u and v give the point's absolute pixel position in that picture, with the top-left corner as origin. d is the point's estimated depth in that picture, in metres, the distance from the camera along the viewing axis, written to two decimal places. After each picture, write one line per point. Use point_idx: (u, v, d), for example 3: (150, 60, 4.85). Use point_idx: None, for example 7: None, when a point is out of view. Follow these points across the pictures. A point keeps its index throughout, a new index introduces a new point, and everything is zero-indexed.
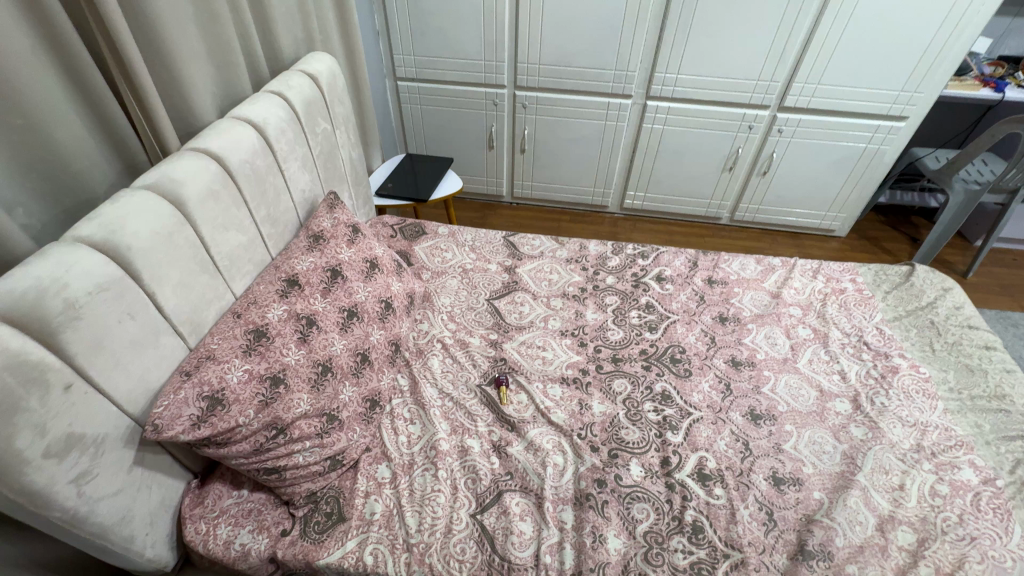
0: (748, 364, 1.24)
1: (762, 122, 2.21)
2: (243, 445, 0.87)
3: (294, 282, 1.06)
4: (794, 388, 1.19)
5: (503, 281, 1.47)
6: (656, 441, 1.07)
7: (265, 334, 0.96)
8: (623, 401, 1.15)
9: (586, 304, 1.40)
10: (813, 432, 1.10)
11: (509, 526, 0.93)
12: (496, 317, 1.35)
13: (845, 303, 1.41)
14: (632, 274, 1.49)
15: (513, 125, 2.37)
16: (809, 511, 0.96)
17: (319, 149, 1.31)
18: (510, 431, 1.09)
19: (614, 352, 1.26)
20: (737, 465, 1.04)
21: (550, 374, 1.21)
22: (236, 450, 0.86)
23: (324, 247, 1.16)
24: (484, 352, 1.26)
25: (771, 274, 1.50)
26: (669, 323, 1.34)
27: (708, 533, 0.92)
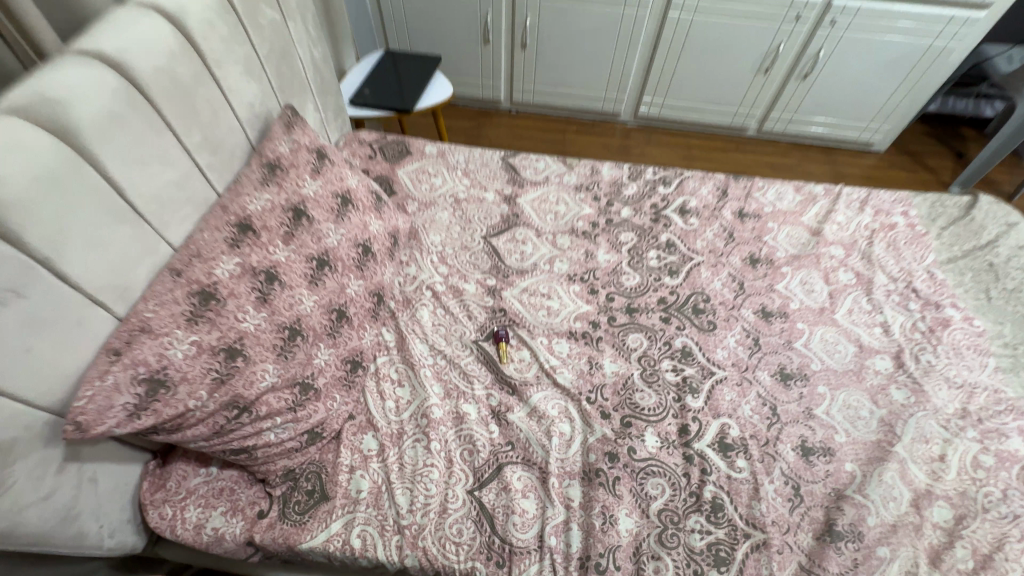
0: (781, 316, 1.10)
1: (814, 10, 1.83)
2: (200, 428, 0.74)
3: (246, 227, 0.86)
4: (830, 343, 1.06)
5: (501, 213, 1.26)
6: (674, 406, 0.96)
7: (214, 296, 0.79)
8: (638, 359, 1.02)
9: (598, 243, 1.21)
10: (849, 396, 0.98)
11: (510, 505, 0.84)
12: (493, 259, 1.18)
13: (894, 242, 1.23)
14: (651, 205, 1.29)
15: (513, 13, 1.98)
16: (840, 485, 0.88)
17: (267, 48, 1.03)
18: (511, 394, 0.97)
19: (629, 301, 1.11)
20: (762, 433, 0.93)
21: (556, 328, 1.06)
22: (191, 436, 0.73)
23: (283, 181, 0.94)
24: (481, 301, 1.10)
25: (811, 206, 1.29)
26: (692, 266, 1.17)
27: (728, 511, 0.84)
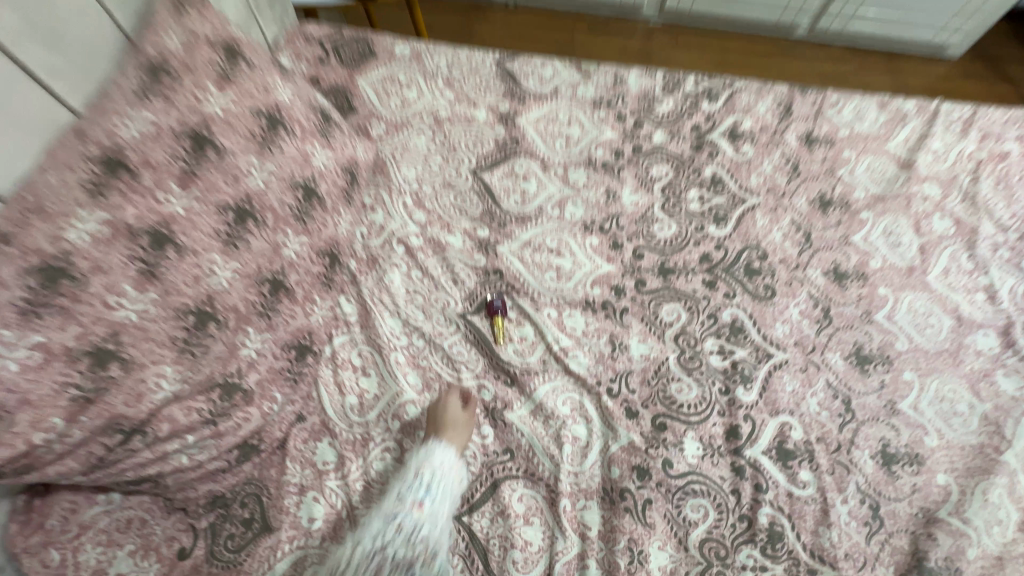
0: (857, 278, 0.85)
1: None
2: (67, 464, 0.52)
3: (114, 162, 0.57)
4: (921, 314, 0.82)
5: (495, 138, 0.96)
6: (720, 401, 0.74)
7: (63, 272, 0.51)
8: (674, 338, 0.78)
9: (622, 179, 0.93)
10: (943, 384, 0.77)
11: (509, 536, 0.65)
12: (485, 202, 0.90)
13: (1005, 177, 0.94)
14: (692, 126, 0.98)
15: None
16: (929, 504, 0.69)
17: None
18: (510, 385, 0.75)
19: (663, 259, 0.85)
20: (833, 436, 0.73)
21: (567, 296, 0.82)
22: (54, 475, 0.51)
23: (173, 91, 0.63)
24: (469, 260, 0.85)
25: (901, 127, 0.99)
26: (746, 210, 0.90)
27: (789, 541, 0.65)
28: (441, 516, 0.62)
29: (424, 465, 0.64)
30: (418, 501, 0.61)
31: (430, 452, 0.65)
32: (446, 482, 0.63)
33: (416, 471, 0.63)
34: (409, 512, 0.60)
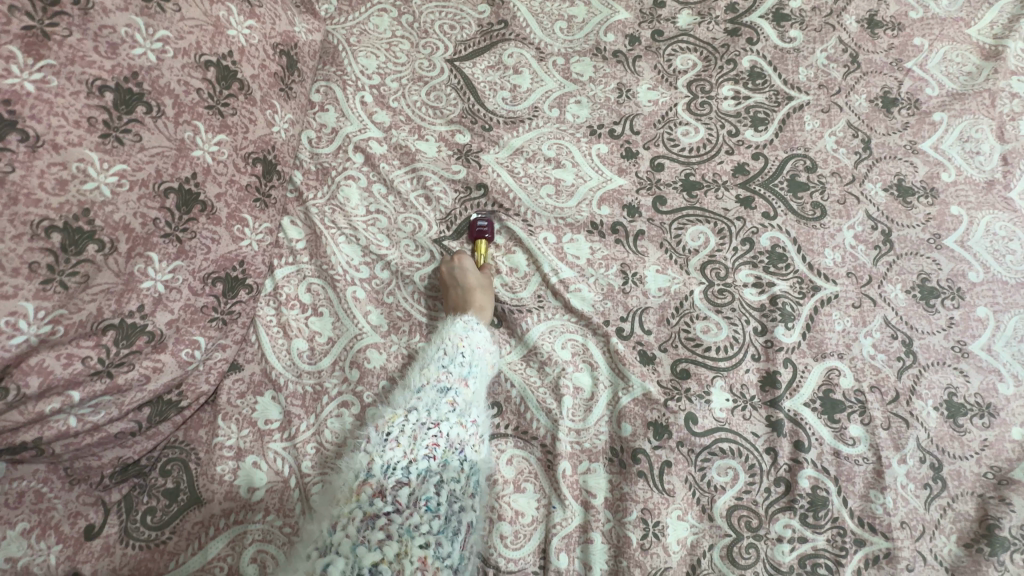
0: (926, 194, 0.69)
1: None
2: None
3: None
4: (1000, 239, 0.67)
5: (477, 20, 0.76)
6: (756, 344, 0.60)
7: None
8: (701, 268, 0.63)
9: (638, 72, 0.74)
10: (1023, 322, 0.63)
11: (495, 506, 0.53)
12: (465, 102, 0.72)
13: None
14: (728, 4, 0.78)
15: None
16: (1001, 463, 0.57)
17: None
18: (498, 326, 0.62)
19: (687, 171, 0.68)
20: (890, 384, 0.60)
21: (569, 217, 0.66)
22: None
23: None
24: (446, 172, 0.68)
25: (987, 7, 0.79)
26: (792, 111, 0.72)
27: (834, 508, 0.54)
28: (484, 391, 0.54)
29: (464, 338, 0.55)
30: (465, 371, 0.52)
31: (469, 325, 0.56)
32: (485, 353, 0.55)
33: (455, 344, 0.54)
34: (458, 384, 0.52)
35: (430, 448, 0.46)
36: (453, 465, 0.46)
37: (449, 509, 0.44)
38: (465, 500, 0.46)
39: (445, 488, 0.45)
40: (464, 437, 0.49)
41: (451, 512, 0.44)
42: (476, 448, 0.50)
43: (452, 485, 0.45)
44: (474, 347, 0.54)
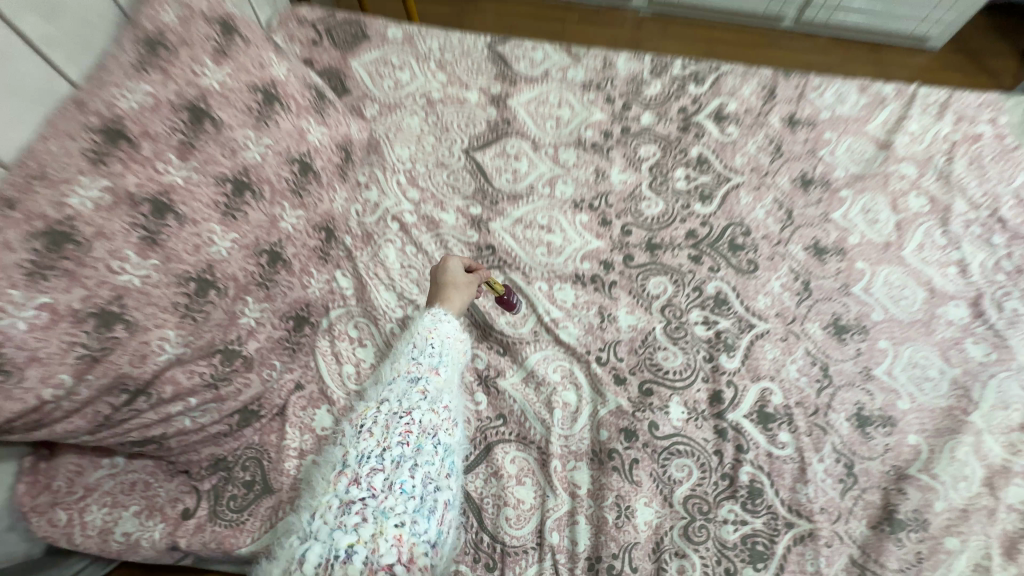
0: (837, 252, 0.88)
1: None
2: (76, 421, 0.54)
3: (116, 133, 0.59)
4: (896, 287, 0.86)
5: (487, 120, 0.98)
6: (704, 368, 0.77)
7: (72, 238, 0.53)
8: (661, 310, 0.81)
9: (611, 159, 0.95)
10: (916, 352, 0.80)
11: (502, 494, 0.68)
12: (478, 181, 0.92)
13: (977, 158, 0.98)
14: (679, 108, 1.01)
15: None
16: (900, 462, 0.72)
17: None
18: (502, 355, 0.78)
19: (651, 235, 0.88)
20: (811, 400, 0.76)
21: (558, 270, 0.84)
22: (67, 431, 0.54)
23: (170, 66, 0.65)
24: (462, 237, 0.88)
25: (880, 109, 1.02)
26: (730, 189, 0.93)
27: (768, 497, 0.69)
28: (454, 376, 0.64)
29: (433, 331, 0.66)
30: (433, 361, 0.62)
31: (437, 317, 0.67)
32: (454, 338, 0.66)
33: (424, 337, 0.65)
34: (428, 373, 0.61)
35: (402, 435, 0.53)
36: (425, 449, 0.54)
37: (423, 488, 0.51)
38: (438, 478, 0.53)
39: (420, 470, 0.52)
40: (434, 421, 0.56)
41: (424, 489, 0.51)
42: (448, 431, 0.57)
43: (425, 467, 0.52)
44: (440, 341, 0.64)
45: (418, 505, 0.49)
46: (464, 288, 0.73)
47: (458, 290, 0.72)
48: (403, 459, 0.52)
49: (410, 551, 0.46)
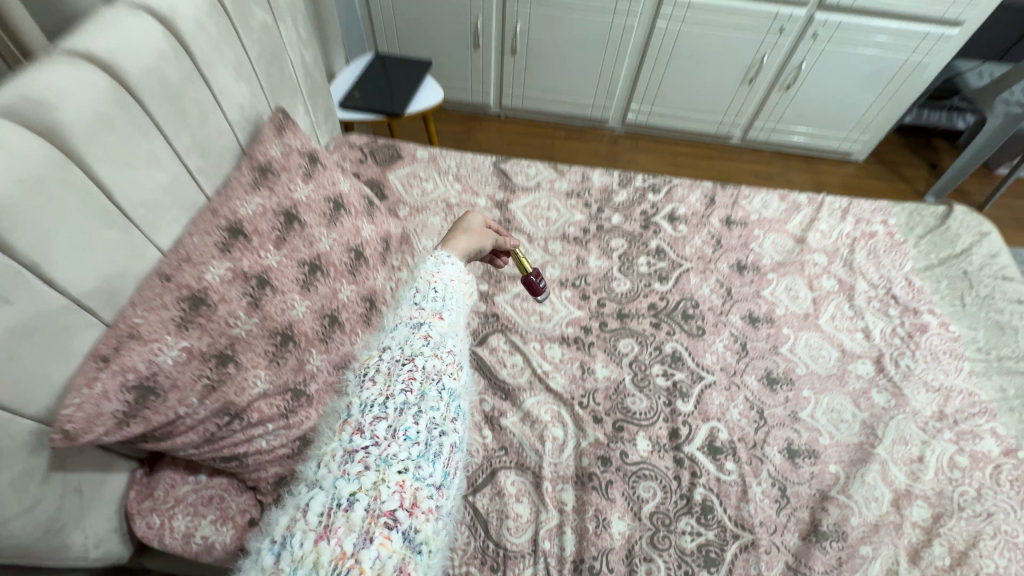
0: (767, 321, 1.12)
1: (796, 24, 1.89)
2: (190, 436, 0.73)
3: (236, 231, 0.85)
4: (814, 348, 1.09)
5: (493, 219, 1.27)
6: (664, 411, 0.97)
7: (204, 301, 0.77)
8: (629, 364, 1.03)
9: (589, 249, 1.23)
10: (833, 399, 1.01)
11: (504, 509, 0.84)
12: (486, 265, 1.18)
13: (874, 250, 1.26)
14: (641, 211, 1.31)
15: (503, 19, 1.99)
16: (824, 486, 0.90)
17: (259, 51, 1.02)
18: (504, 399, 0.98)
19: (620, 307, 1.12)
20: (750, 437, 0.96)
21: (548, 333, 1.07)
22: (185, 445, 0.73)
23: (273, 184, 0.93)
24: (473, 307, 1.10)
25: (796, 213, 1.33)
26: (682, 272, 1.19)
27: (717, 513, 0.86)
28: (459, 319, 0.86)
29: (435, 277, 0.88)
30: (438, 307, 0.84)
31: (441, 263, 0.90)
32: (462, 281, 0.91)
33: (428, 284, 0.86)
34: (429, 320, 0.82)
35: (406, 385, 0.72)
36: (428, 398, 0.72)
37: (426, 436, 0.69)
38: (442, 424, 0.71)
39: (424, 417, 0.70)
40: (438, 367, 0.76)
41: (428, 436, 0.69)
42: (451, 376, 0.77)
43: (428, 413, 0.71)
44: (448, 282, 0.88)
45: (419, 451, 0.67)
46: (474, 237, 0.99)
47: (468, 236, 0.99)
48: (406, 407, 0.70)
49: (411, 494, 0.63)
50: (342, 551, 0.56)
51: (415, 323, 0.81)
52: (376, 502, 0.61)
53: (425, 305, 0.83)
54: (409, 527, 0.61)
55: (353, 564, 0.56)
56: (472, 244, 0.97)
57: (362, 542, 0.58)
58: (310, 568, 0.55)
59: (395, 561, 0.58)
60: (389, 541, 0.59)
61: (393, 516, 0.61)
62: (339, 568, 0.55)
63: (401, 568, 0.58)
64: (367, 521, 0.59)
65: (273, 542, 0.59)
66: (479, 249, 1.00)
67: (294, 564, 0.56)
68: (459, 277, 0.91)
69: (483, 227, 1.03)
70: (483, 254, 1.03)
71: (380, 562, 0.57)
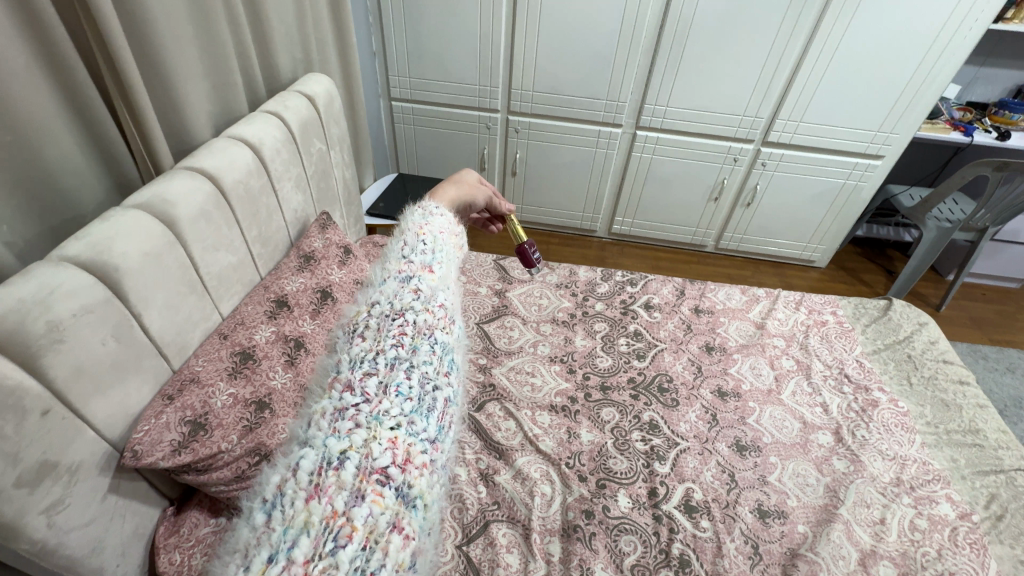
0: (734, 395, 1.26)
1: (747, 155, 2.29)
2: (225, 471, 0.82)
3: (282, 303, 1.02)
4: (778, 419, 1.21)
5: (492, 304, 1.46)
6: (643, 471, 1.07)
7: (251, 356, 0.91)
8: (611, 430, 1.15)
9: (575, 330, 1.41)
10: (797, 465, 1.11)
11: (496, 558, 0.91)
12: (485, 342, 1.35)
13: (826, 336, 1.44)
14: (621, 300, 1.51)
15: (505, 149, 2.41)
16: (794, 544, 0.97)
17: (313, 170, 1.31)
18: (498, 459, 1.08)
19: (603, 380, 1.27)
20: (723, 497, 1.04)
21: (539, 402, 1.21)
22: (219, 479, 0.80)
23: (315, 267, 1.13)
24: (473, 377, 1.25)
25: (756, 304, 1.53)
26: (657, 352, 1.36)
27: (694, 566, 0.92)
28: (449, 273, 0.83)
29: (424, 230, 0.88)
30: (427, 261, 0.81)
31: (428, 215, 0.92)
32: (451, 237, 0.91)
33: (418, 236, 0.86)
34: (420, 274, 0.79)
35: (397, 339, 0.67)
36: (420, 353, 0.67)
37: (418, 393, 0.63)
38: (435, 378, 0.66)
39: (416, 370, 0.65)
40: (429, 322, 0.72)
41: (421, 393, 0.64)
42: (442, 330, 0.73)
43: (420, 368, 0.66)
44: (436, 236, 0.87)
45: (412, 407, 0.61)
46: (464, 189, 1.05)
47: (458, 187, 1.05)
48: (398, 362, 0.65)
49: (403, 451, 0.57)
50: (333, 510, 0.50)
51: (404, 276, 0.76)
52: (368, 459, 0.54)
53: (414, 258, 0.81)
54: (404, 484, 0.55)
55: (345, 522, 0.49)
56: (460, 195, 1.03)
57: (354, 499, 0.51)
58: (300, 528, 0.48)
59: (388, 516, 0.52)
60: (382, 498, 0.52)
61: (386, 473, 0.54)
62: (330, 527, 0.49)
63: (395, 523, 0.52)
64: (359, 479, 0.52)
65: (264, 502, 0.53)
66: (468, 201, 1.06)
67: (284, 524, 0.49)
68: (447, 233, 0.91)
69: (476, 183, 1.09)
70: (474, 208, 1.09)
71: (372, 520, 0.51)
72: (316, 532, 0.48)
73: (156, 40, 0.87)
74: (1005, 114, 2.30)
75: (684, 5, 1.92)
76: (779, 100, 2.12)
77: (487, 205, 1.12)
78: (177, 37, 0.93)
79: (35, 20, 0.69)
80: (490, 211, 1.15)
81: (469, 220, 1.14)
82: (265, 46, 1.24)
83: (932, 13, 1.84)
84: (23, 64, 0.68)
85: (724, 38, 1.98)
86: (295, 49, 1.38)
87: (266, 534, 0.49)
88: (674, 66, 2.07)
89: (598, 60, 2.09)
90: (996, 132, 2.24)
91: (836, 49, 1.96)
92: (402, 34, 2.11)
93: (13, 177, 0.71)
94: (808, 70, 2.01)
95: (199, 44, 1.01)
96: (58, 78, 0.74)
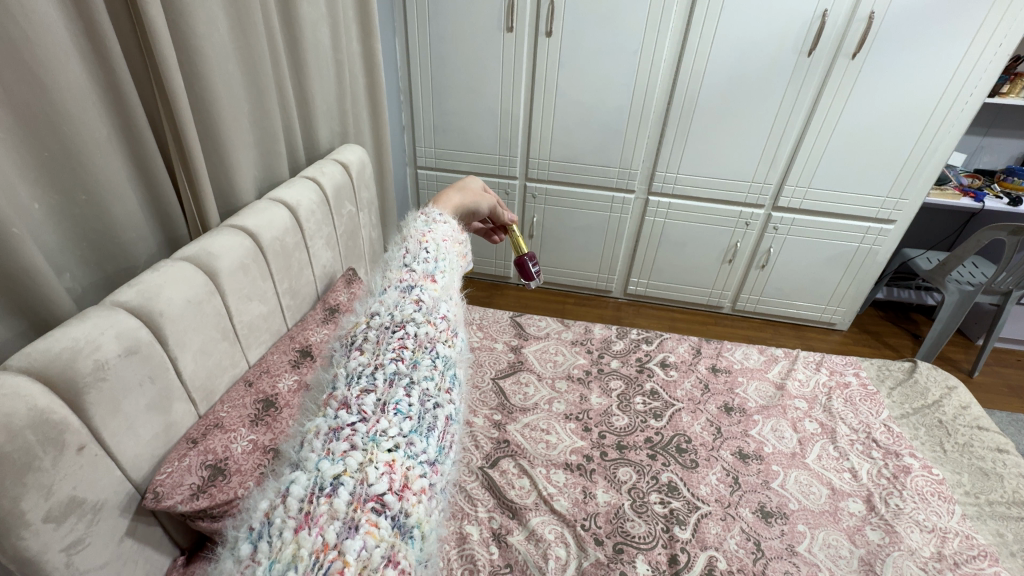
0: (756, 458, 1.22)
1: (758, 220, 2.35)
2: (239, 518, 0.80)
3: (305, 353, 1.06)
4: (805, 485, 1.16)
5: (508, 359, 1.48)
6: (663, 536, 1.03)
7: (273, 404, 0.93)
8: (628, 490, 1.12)
9: (590, 388, 1.40)
10: (828, 534, 1.06)
11: None
12: (499, 398, 1.35)
13: (850, 398, 1.40)
14: (637, 357, 1.51)
15: (524, 213, 2.53)
16: None
17: (343, 230, 1.40)
18: (511, 518, 1.05)
19: (619, 439, 1.25)
20: (748, 567, 0.99)
21: (553, 459, 1.19)
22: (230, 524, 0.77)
23: (339, 319, 1.16)
24: (487, 432, 1.24)
25: (775, 364, 1.51)
26: (674, 411, 1.33)
27: None
28: (449, 283, 0.90)
29: (427, 236, 0.95)
30: (429, 272, 0.88)
31: (429, 222, 0.99)
32: (454, 244, 0.99)
33: (419, 243, 0.93)
34: (427, 285, 0.86)
35: (396, 354, 0.72)
36: (420, 367, 0.72)
37: (418, 411, 0.67)
38: (436, 396, 0.70)
39: (417, 388, 0.69)
40: (431, 335, 0.78)
41: (421, 411, 0.67)
42: (445, 344, 0.79)
43: (420, 384, 0.70)
44: (439, 244, 0.95)
45: (411, 426, 0.64)
46: (467, 197, 1.13)
47: (462, 194, 1.13)
48: (398, 378, 0.69)
49: (402, 476, 0.58)
50: (324, 542, 0.50)
51: (405, 285, 0.84)
52: (363, 486, 0.56)
53: (416, 267, 0.88)
54: (400, 513, 0.56)
55: (336, 557, 0.49)
56: (463, 202, 1.12)
57: (347, 531, 0.52)
58: (288, 563, 0.48)
59: (383, 549, 0.52)
60: (377, 529, 0.53)
61: (382, 501, 0.55)
62: (320, 562, 0.49)
63: (390, 557, 0.52)
64: (353, 508, 0.54)
65: (250, 533, 0.55)
66: (472, 207, 1.13)
67: (271, 557, 0.50)
68: (450, 240, 0.99)
69: (481, 192, 1.18)
70: (477, 215, 1.16)
71: (366, 554, 0.51)
72: (304, 567, 0.48)
73: (216, 113, 0.99)
74: (1014, 180, 2.34)
75: (689, 85, 2.09)
76: (787, 166, 2.21)
77: (490, 214, 1.19)
78: (235, 112, 1.05)
79: (118, 99, 0.81)
80: (493, 219, 1.22)
81: (472, 228, 1.21)
82: (308, 119, 1.39)
83: (929, 88, 1.95)
84: (105, 134, 0.79)
85: (730, 111, 2.11)
86: (333, 122, 1.53)
87: (251, 567, 0.50)
88: (682, 137, 2.20)
89: (611, 132, 2.24)
90: (1007, 198, 2.28)
91: (837, 120, 2.06)
92: (429, 109, 2.32)
93: (79, 230, 0.79)
94: (812, 139, 2.12)
95: (252, 119, 1.14)
96: (129, 146, 0.85)
